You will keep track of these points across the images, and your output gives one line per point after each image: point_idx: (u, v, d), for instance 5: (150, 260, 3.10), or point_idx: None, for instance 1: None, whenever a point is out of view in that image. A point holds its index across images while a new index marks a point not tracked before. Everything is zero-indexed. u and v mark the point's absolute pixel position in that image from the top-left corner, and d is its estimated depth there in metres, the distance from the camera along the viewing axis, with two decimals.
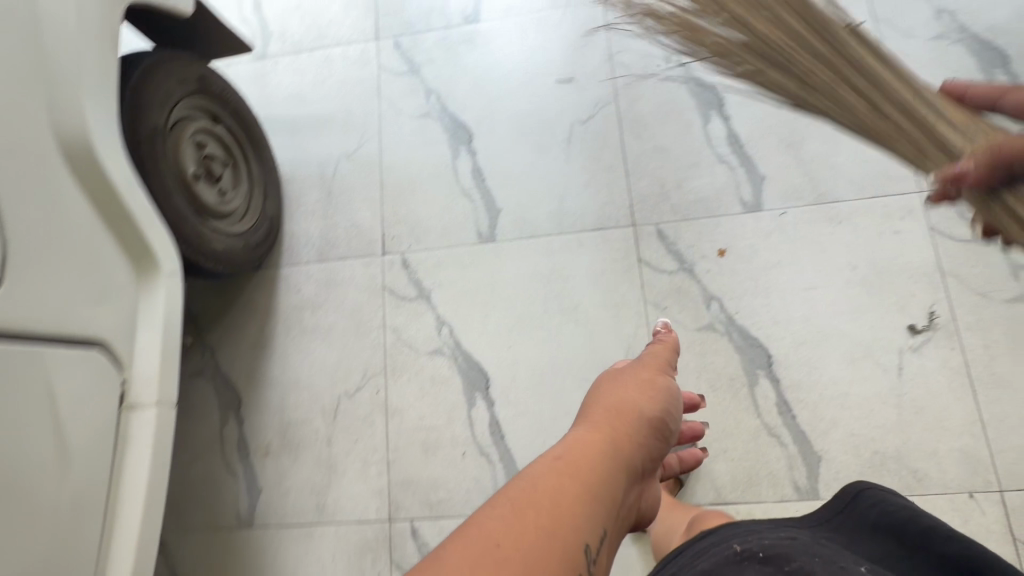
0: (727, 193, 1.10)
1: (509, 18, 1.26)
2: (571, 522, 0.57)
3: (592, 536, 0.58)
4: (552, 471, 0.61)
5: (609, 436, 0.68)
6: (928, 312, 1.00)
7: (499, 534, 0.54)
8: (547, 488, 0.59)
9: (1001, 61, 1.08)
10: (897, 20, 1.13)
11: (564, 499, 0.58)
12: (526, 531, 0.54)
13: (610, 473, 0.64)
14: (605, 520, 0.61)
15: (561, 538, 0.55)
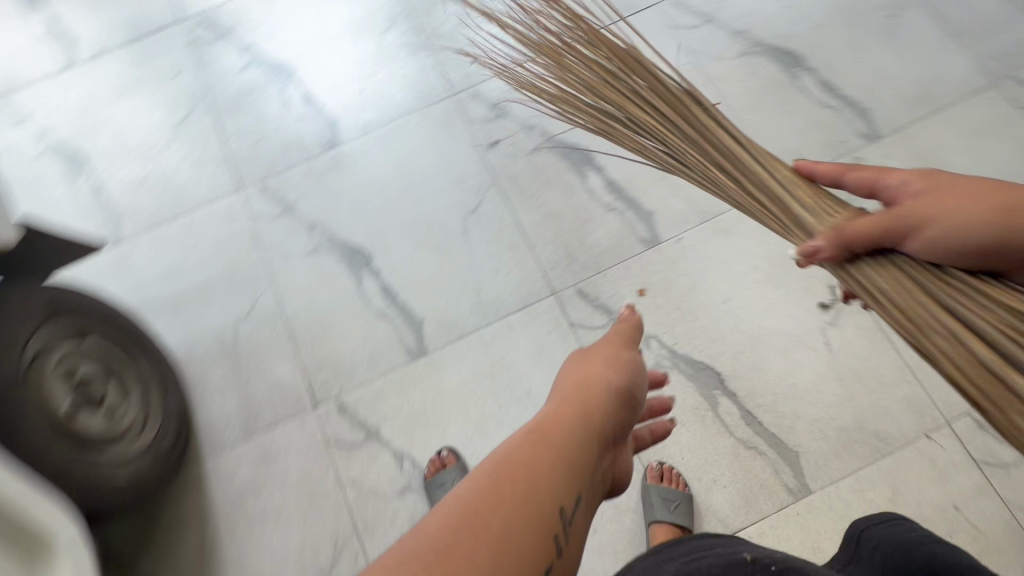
0: (626, 235, 1.15)
1: (369, 134, 1.26)
2: (544, 493, 0.50)
3: (567, 499, 0.52)
4: (523, 444, 0.53)
5: (579, 401, 0.60)
6: (830, 287, 1.09)
7: (469, 510, 0.47)
8: (518, 460, 0.51)
9: (795, 61, 1.26)
10: (704, 49, 1.29)
11: (537, 469, 0.51)
12: (496, 503, 0.48)
13: (582, 439, 0.56)
14: (580, 486, 0.54)
15: (533, 510, 0.49)
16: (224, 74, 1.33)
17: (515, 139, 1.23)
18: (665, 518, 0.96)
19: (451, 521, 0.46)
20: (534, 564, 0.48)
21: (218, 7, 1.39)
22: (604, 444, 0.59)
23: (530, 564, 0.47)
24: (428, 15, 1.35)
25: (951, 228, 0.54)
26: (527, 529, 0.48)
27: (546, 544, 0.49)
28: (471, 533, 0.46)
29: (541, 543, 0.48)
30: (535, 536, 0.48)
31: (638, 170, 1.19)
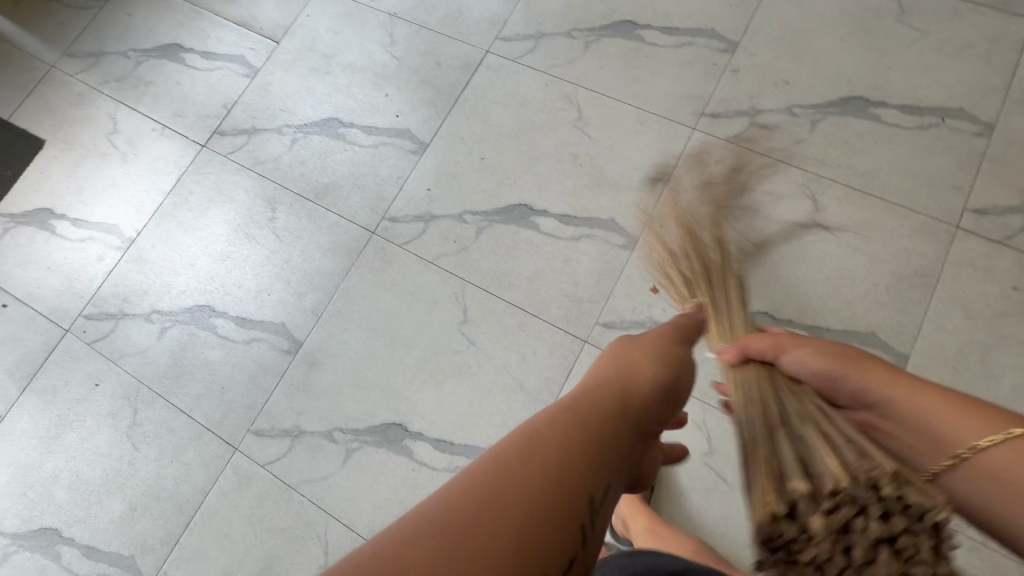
0: (608, 251, 1.15)
1: (322, 317, 1.19)
2: (574, 472, 0.48)
3: (597, 487, 0.48)
4: (556, 422, 0.52)
5: (610, 392, 0.59)
6: (794, 182, 1.14)
7: (495, 477, 0.45)
8: (548, 434, 0.49)
9: (633, 24, 1.31)
10: (554, 60, 1.31)
11: (563, 445, 0.49)
12: (520, 470, 0.46)
13: (612, 427, 0.54)
14: (611, 474, 0.51)
15: (560, 485, 0.46)
16: (145, 354, 1.22)
17: (456, 234, 1.20)
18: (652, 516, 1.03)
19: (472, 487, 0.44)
20: (562, 539, 0.44)
21: (98, 297, 1.28)
22: (637, 438, 0.56)
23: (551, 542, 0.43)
24: (301, 180, 1.30)
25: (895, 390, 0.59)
26: (552, 501, 0.45)
27: (574, 525, 0.45)
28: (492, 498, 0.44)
29: (568, 522, 0.45)
30: (562, 513, 0.45)
31: (576, 191, 1.20)
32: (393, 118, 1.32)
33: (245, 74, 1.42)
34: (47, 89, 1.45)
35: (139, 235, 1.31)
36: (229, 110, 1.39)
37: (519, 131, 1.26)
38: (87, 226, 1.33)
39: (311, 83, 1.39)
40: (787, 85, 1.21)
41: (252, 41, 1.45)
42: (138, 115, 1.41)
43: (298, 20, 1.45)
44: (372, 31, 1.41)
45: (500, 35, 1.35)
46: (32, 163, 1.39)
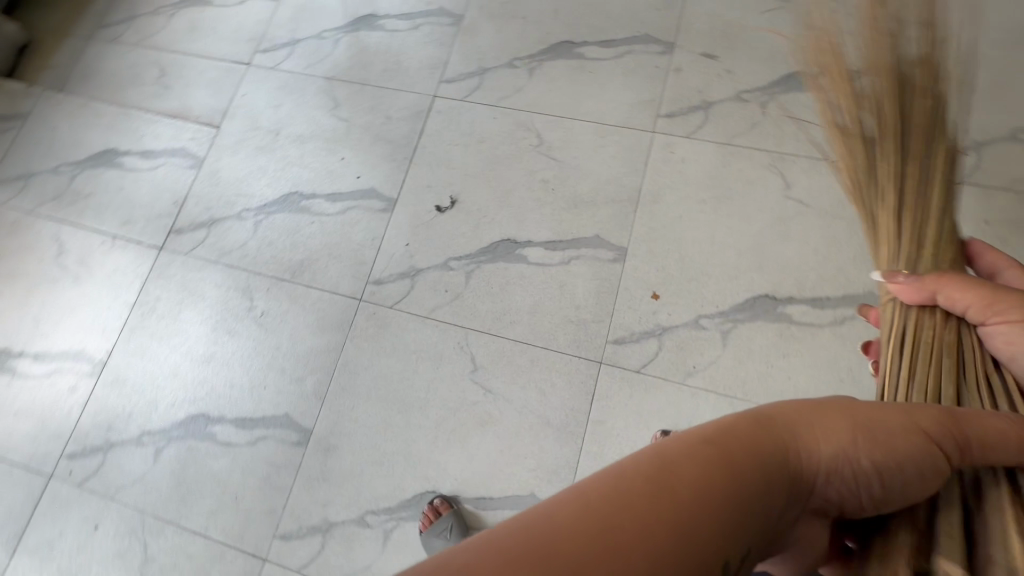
0: (600, 267, 1.14)
1: (327, 398, 1.14)
2: (702, 535, 0.38)
3: (733, 550, 0.40)
4: (700, 454, 0.41)
5: (789, 426, 0.47)
6: (760, 164, 1.17)
7: (616, 507, 0.36)
8: (690, 476, 0.40)
9: (570, 44, 1.34)
10: (502, 91, 1.32)
11: (706, 492, 0.39)
12: (648, 512, 0.37)
13: (766, 478, 0.43)
14: (750, 535, 0.42)
15: (692, 550, 0.37)
16: (144, 481, 1.13)
17: (446, 283, 1.18)
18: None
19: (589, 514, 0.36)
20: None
21: (79, 431, 1.19)
22: (789, 497, 0.45)
23: None
24: (274, 261, 1.25)
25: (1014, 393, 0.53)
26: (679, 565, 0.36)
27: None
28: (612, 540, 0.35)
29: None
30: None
31: (555, 215, 1.20)
32: (354, 179, 1.29)
33: (191, 166, 1.37)
34: None
35: (110, 355, 1.23)
36: (181, 205, 1.34)
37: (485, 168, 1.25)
38: (52, 358, 1.24)
39: (262, 162, 1.35)
40: (729, 75, 1.25)
41: (191, 131, 1.41)
42: (83, 230, 1.34)
43: (235, 101, 1.42)
44: (314, 98, 1.39)
45: (443, 78, 1.35)
46: None
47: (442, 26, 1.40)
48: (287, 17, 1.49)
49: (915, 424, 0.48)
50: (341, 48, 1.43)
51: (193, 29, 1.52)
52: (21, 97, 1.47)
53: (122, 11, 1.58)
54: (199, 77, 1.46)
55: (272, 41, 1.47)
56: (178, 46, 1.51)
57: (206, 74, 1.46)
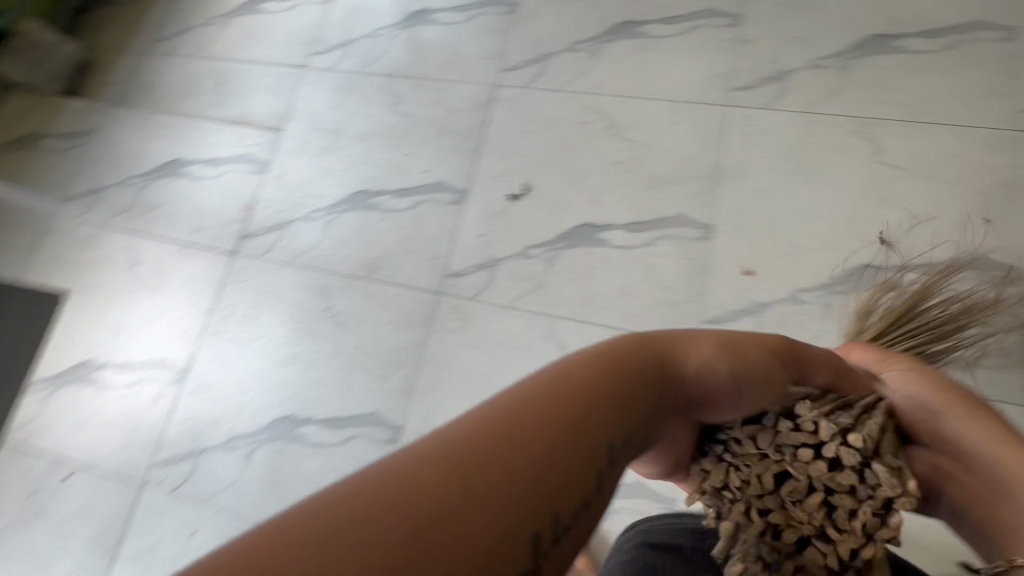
0: (686, 246, 1.11)
1: (414, 394, 1.12)
2: (556, 436, 0.35)
3: (615, 429, 0.39)
4: (590, 362, 0.41)
5: (661, 346, 0.48)
6: (847, 131, 1.13)
7: (500, 409, 0.35)
8: (574, 369, 0.40)
9: (633, 22, 1.30)
10: (566, 75, 1.29)
11: (586, 386, 0.39)
12: (532, 406, 0.35)
13: (643, 371, 0.45)
14: (637, 421, 0.42)
15: (584, 431, 0.37)
16: (237, 485, 1.13)
17: (527, 272, 1.16)
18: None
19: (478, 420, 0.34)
20: (564, 498, 0.34)
21: (167, 439, 1.19)
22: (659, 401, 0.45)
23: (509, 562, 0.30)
24: (348, 261, 1.24)
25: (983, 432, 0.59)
26: (564, 448, 0.35)
27: (585, 480, 0.35)
28: (501, 435, 0.33)
29: (577, 474, 0.35)
30: (571, 463, 0.35)
31: (634, 195, 1.16)
32: (422, 173, 1.27)
33: (256, 171, 1.37)
34: (53, 239, 1.38)
35: (192, 362, 1.23)
36: (249, 210, 1.33)
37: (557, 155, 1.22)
38: (133, 368, 1.24)
39: (327, 162, 1.34)
40: (804, 42, 1.20)
41: (253, 137, 1.40)
42: (155, 240, 1.34)
43: (294, 104, 1.41)
44: (374, 95, 1.38)
45: (504, 66, 1.33)
46: (57, 319, 1.31)
47: (497, 15, 1.38)
48: (339, 17, 1.48)
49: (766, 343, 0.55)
50: (396, 44, 1.42)
51: (245, 37, 1.52)
52: (85, 113, 1.49)
53: (174, 23, 1.59)
54: (256, 83, 1.46)
55: (326, 42, 1.46)
56: (232, 54, 1.51)
57: (262, 80, 1.46)
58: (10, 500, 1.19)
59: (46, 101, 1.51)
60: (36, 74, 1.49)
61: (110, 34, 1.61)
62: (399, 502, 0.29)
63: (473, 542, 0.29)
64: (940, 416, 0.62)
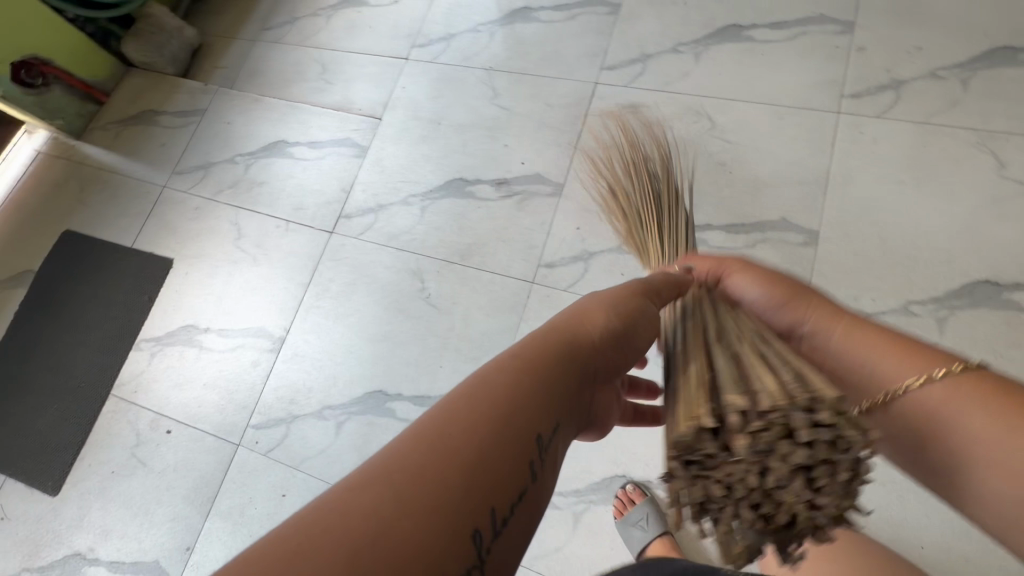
0: (789, 251, 1.10)
1: None
2: (498, 412, 0.45)
3: (545, 426, 0.47)
4: (515, 359, 0.49)
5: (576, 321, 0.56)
6: (967, 142, 1.09)
7: (432, 423, 0.43)
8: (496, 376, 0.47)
9: (738, 26, 1.30)
10: (668, 75, 1.30)
11: (509, 390, 0.47)
12: (462, 415, 0.44)
13: (568, 369, 0.52)
14: (562, 414, 0.49)
15: (509, 430, 0.44)
16: (326, 453, 1.17)
17: (622, 266, 1.16)
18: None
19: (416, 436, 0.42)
20: (500, 491, 0.42)
21: (263, 404, 1.24)
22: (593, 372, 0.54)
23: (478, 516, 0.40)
24: (443, 245, 1.28)
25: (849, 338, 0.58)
26: (493, 447, 0.43)
27: (519, 475, 0.43)
28: (434, 444, 0.42)
29: (513, 467, 0.43)
30: (503, 459, 0.43)
31: (736, 198, 1.16)
32: (519, 165, 1.30)
33: (356, 154, 1.42)
34: (164, 209, 1.46)
35: (288, 332, 1.29)
36: (348, 192, 1.39)
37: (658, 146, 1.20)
38: (233, 335, 1.31)
39: (424, 150, 1.38)
40: (921, 51, 1.18)
41: (354, 123, 1.46)
42: (258, 215, 1.41)
43: (394, 93, 1.47)
44: (473, 88, 1.42)
45: (604, 65, 1.35)
46: (166, 284, 1.39)
47: (599, 15, 1.40)
48: (441, 13, 1.53)
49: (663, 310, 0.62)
50: (497, 40, 1.46)
51: (350, 29, 1.59)
52: (198, 94, 1.58)
53: (283, 14, 1.68)
54: (359, 72, 1.53)
55: (427, 36, 1.51)
56: (336, 45, 1.58)
57: (364, 70, 1.53)
58: (115, 449, 1.26)
59: (164, 81, 1.61)
60: (159, 56, 1.58)
61: (224, 22, 1.71)
62: (375, 504, 0.38)
63: (437, 517, 0.38)
64: (800, 318, 0.62)
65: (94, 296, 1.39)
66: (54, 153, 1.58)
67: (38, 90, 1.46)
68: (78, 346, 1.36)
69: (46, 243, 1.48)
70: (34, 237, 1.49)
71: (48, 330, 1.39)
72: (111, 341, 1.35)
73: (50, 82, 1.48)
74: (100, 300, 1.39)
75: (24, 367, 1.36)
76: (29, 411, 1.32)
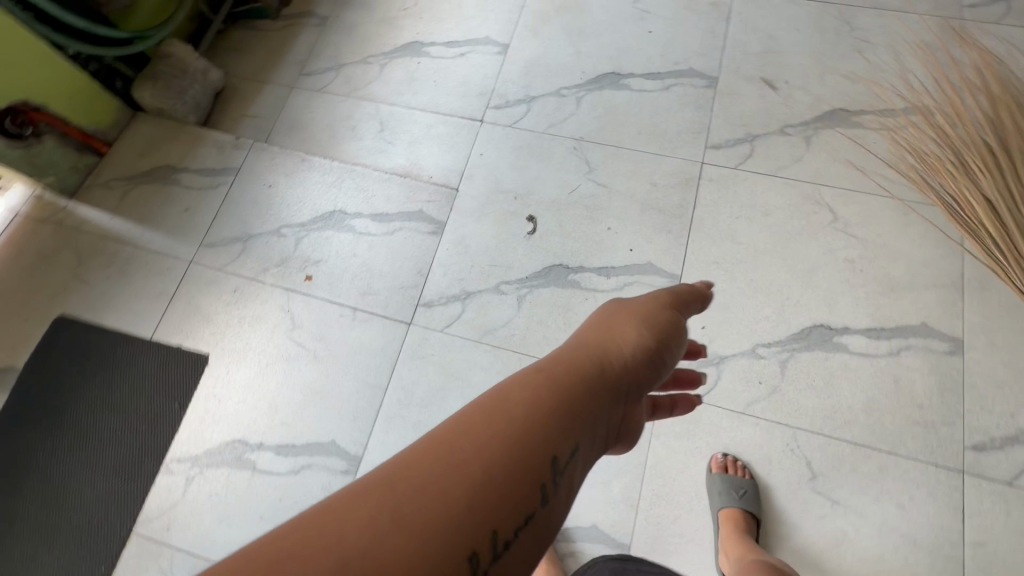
0: (937, 361, 1.03)
1: (641, 506, 1.00)
2: (533, 424, 0.50)
3: (562, 448, 0.51)
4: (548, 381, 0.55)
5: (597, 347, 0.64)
6: None
7: (449, 438, 0.47)
8: (521, 398, 0.52)
9: (846, 111, 1.26)
10: (778, 159, 1.23)
11: (535, 415, 0.51)
12: (483, 434, 0.47)
13: (588, 397, 0.56)
14: (582, 438, 0.53)
15: (527, 452, 0.48)
16: None
17: (758, 374, 1.06)
18: (733, 504, 0.94)
19: (437, 447, 0.46)
20: (512, 512, 0.45)
21: None
22: (615, 390, 0.60)
23: (504, 513, 0.45)
24: (548, 344, 1.13)
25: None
26: (504, 471, 0.47)
27: (531, 497, 0.47)
28: (449, 459, 0.45)
29: (523, 489, 0.47)
30: (516, 480, 0.47)
31: (870, 298, 1.09)
32: (627, 252, 1.18)
33: (432, 231, 1.24)
34: (193, 290, 1.22)
35: (367, 448, 1.08)
36: (426, 276, 1.21)
37: (800, 215, 1.17)
38: (295, 452, 1.09)
39: (513, 229, 1.23)
40: None
41: (425, 193, 1.28)
42: (317, 300, 1.20)
43: (471, 160, 1.31)
44: (563, 160, 1.28)
45: (709, 144, 1.26)
46: (201, 386, 1.14)
47: (697, 88, 1.32)
48: (518, 72, 1.39)
49: (667, 329, 0.70)
50: (584, 106, 1.33)
51: (410, 81, 1.42)
52: (230, 149, 1.35)
53: (325, 58, 1.47)
54: (425, 132, 1.35)
55: (504, 97, 1.37)
56: (396, 98, 1.40)
57: (431, 129, 1.35)
58: None
59: (184, 132, 1.36)
60: (180, 103, 1.33)
61: (251, 63, 1.48)
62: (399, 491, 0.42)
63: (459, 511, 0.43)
64: None
65: (106, 401, 1.13)
66: (36, 215, 1.28)
67: (27, 143, 1.18)
68: (83, 471, 1.08)
69: (32, 331, 1.18)
70: (15, 324, 1.19)
71: (40, 448, 1.10)
72: (129, 464, 1.08)
73: (42, 132, 1.20)
74: (113, 407, 1.12)
75: (8, 502, 1.06)
76: (19, 562, 1.02)
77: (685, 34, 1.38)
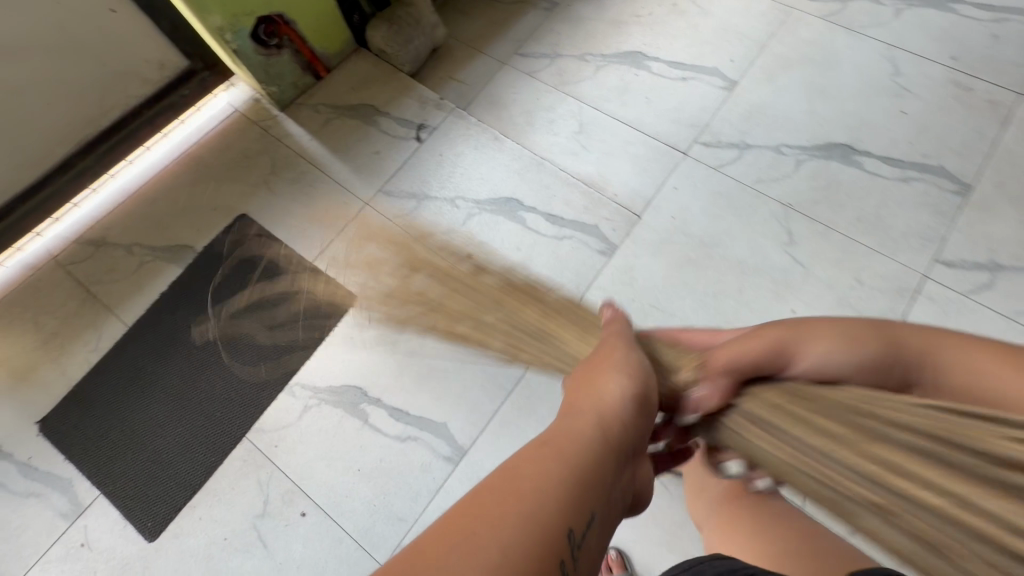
0: None
1: None
2: (533, 519, 0.42)
3: (579, 520, 0.44)
4: (546, 461, 0.47)
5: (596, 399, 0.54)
6: None
7: (431, 550, 0.40)
8: (511, 495, 0.43)
9: None
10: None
11: (532, 509, 0.43)
12: (471, 550, 0.39)
13: (590, 474, 0.47)
14: (589, 531, 0.45)
15: (541, 535, 0.42)
16: None
17: None
18: None
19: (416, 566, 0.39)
20: None
21: (423, 520, 1.02)
22: (620, 454, 0.51)
23: None
24: None
25: (858, 354, 0.53)
26: None
27: None
28: None
29: None
30: None
31: None
32: None
33: (600, 251, 1.19)
34: (359, 230, 1.25)
35: (473, 444, 1.06)
36: (582, 294, 1.15)
37: None
38: (405, 420, 1.09)
39: (686, 277, 1.15)
40: None
41: (604, 209, 1.23)
42: None
43: (662, 191, 1.23)
44: (762, 222, 1.17)
45: (938, 257, 1.10)
46: (341, 324, 1.17)
47: (942, 190, 1.15)
48: (739, 113, 1.28)
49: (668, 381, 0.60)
50: (802, 172, 1.21)
51: (621, 91, 1.36)
52: (431, 106, 1.36)
53: (544, 44, 1.44)
54: (621, 148, 1.29)
55: (717, 135, 1.27)
56: (602, 104, 1.34)
57: (629, 146, 1.29)
58: (235, 512, 1.03)
59: (395, 78, 1.39)
60: (403, 50, 1.35)
61: (473, 29, 1.49)
62: None
63: None
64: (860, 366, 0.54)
65: (257, 308, 1.19)
66: (249, 116, 1.36)
67: (268, 52, 1.26)
68: (222, 365, 1.15)
69: (216, 221, 1.27)
70: (204, 210, 1.28)
71: (191, 329, 1.18)
72: (261, 373, 1.14)
73: (282, 45, 1.27)
74: (260, 317, 1.18)
75: (154, 368, 1.15)
76: (150, 424, 1.11)
77: (944, 126, 1.21)
